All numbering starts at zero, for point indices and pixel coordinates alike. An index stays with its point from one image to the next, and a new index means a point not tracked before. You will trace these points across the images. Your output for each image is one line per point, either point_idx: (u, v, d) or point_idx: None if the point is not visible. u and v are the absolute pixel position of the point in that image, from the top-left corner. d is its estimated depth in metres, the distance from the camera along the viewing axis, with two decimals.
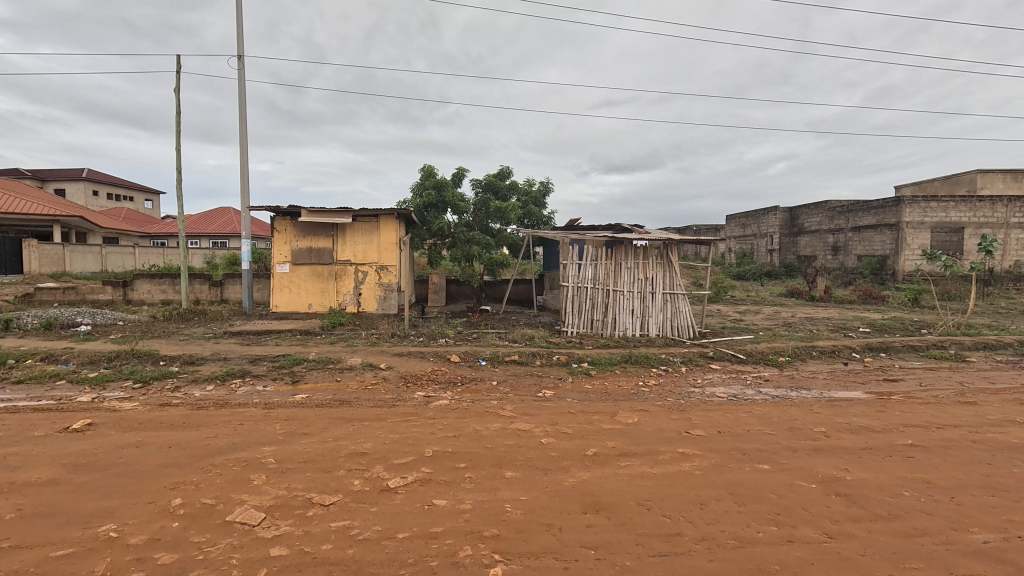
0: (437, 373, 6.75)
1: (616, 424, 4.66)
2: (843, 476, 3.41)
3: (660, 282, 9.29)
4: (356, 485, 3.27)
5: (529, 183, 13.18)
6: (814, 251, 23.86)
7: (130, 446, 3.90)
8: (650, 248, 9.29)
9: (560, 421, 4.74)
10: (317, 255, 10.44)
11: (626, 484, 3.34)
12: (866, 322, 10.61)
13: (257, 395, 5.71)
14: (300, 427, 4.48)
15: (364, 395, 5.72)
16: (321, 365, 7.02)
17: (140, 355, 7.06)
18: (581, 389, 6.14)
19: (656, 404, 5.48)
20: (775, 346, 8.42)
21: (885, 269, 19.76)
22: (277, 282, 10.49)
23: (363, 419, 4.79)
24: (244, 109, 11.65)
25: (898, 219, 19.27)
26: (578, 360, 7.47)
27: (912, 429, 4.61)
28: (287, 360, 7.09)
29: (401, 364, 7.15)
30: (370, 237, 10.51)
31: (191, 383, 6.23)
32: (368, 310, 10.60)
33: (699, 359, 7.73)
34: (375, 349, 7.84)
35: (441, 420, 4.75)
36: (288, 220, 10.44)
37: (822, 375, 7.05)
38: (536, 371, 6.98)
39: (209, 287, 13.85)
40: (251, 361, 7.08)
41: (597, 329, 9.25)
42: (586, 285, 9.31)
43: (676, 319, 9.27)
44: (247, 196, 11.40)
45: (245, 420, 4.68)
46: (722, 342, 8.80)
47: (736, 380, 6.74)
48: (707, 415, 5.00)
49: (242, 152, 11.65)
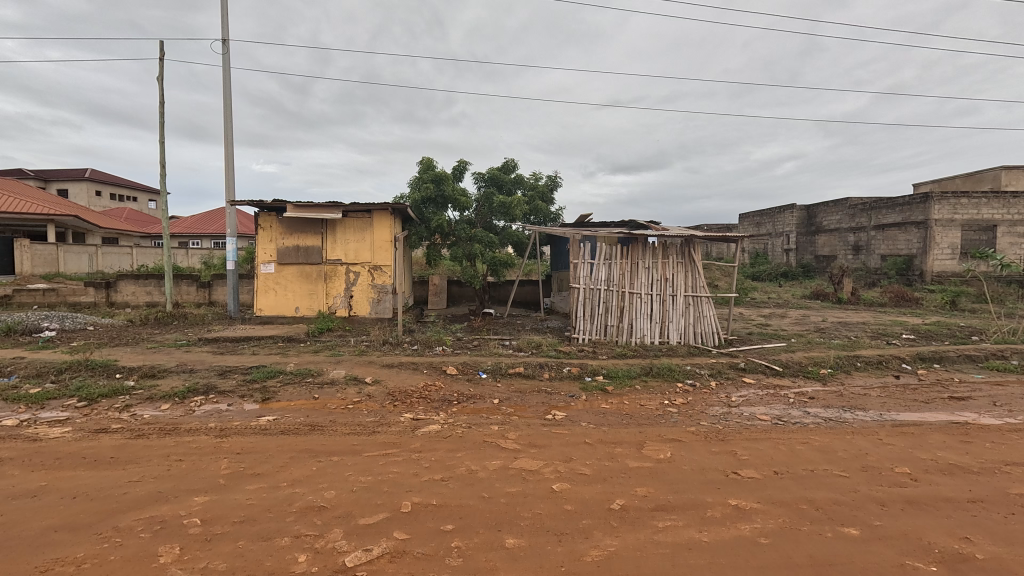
0: (429, 389, 5.84)
1: (644, 462, 3.75)
2: (970, 554, 2.49)
3: (681, 283, 8.35)
4: (300, 564, 2.38)
5: (535, 176, 12.31)
6: (834, 250, 22.82)
7: (21, 496, 3.02)
8: (670, 245, 8.37)
9: (576, 456, 3.85)
10: (304, 254, 9.59)
11: (671, 564, 2.43)
12: (908, 329, 9.62)
13: (215, 418, 4.84)
14: (252, 465, 3.60)
15: (340, 418, 4.83)
16: (298, 379, 6.14)
17: (94, 367, 6.23)
18: (597, 410, 5.24)
19: (689, 431, 4.54)
20: (813, 356, 7.44)
21: (911, 269, 18.71)
22: (262, 283, 9.65)
23: (332, 453, 3.90)
24: (228, 98, 10.84)
25: (926, 216, 18.22)
26: (591, 373, 6.55)
27: (1019, 470, 3.65)
28: (260, 373, 6.23)
29: (390, 377, 6.27)
30: (362, 234, 9.67)
31: (145, 401, 5.38)
32: (360, 314, 9.72)
33: (730, 371, 6.79)
34: (363, 359, 6.97)
35: (428, 455, 3.84)
36: (273, 216, 9.61)
37: (875, 392, 6.08)
38: (544, 386, 6.08)
39: (196, 288, 13.07)
40: (219, 375, 6.22)
41: (611, 335, 8.36)
42: (599, 286, 8.45)
43: (700, 325, 8.34)
44: (232, 190, 10.58)
45: (188, 454, 3.80)
46: (752, 350, 7.86)
47: (776, 399, 5.77)
48: (755, 448, 4.06)
49: (227, 144, 10.84)
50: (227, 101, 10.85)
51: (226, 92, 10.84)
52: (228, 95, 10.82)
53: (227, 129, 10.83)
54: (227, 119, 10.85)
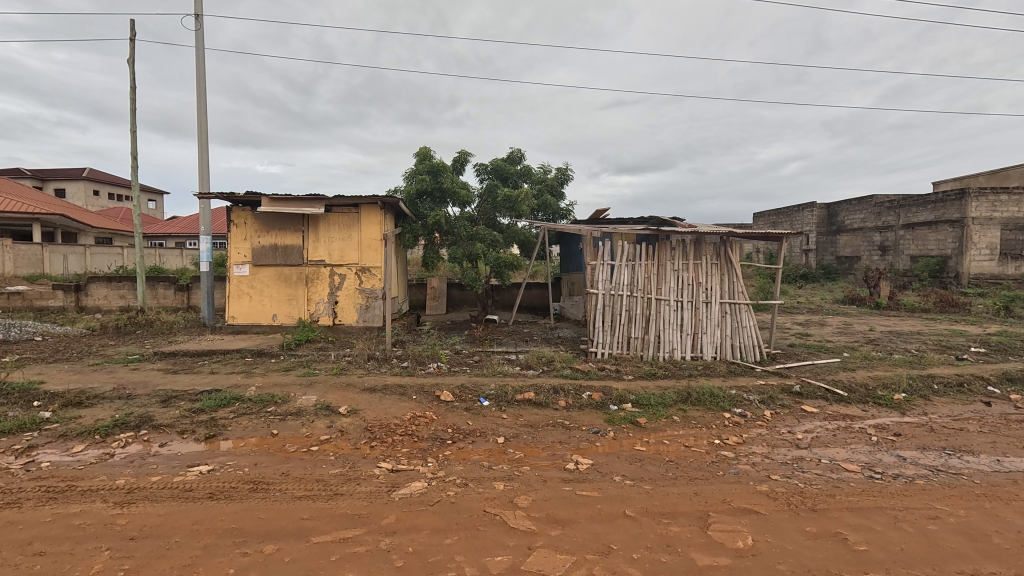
0: (416, 424, 4.66)
1: (719, 557, 2.57)
2: None
3: (716, 288, 7.17)
4: None
5: (544, 168, 11.15)
6: (858, 251, 21.55)
7: None
8: (703, 244, 7.20)
9: (619, 546, 2.66)
10: (283, 254, 8.46)
11: None
12: (971, 340, 8.39)
13: (130, 470, 3.65)
14: (141, 566, 2.43)
15: (296, 469, 3.66)
16: (258, 408, 4.95)
17: (10, 392, 5.08)
18: (632, 455, 4.07)
19: (763, 495, 3.34)
20: (880, 377, 6.21)
21: (945, 271, 17.50)
22: (235, 288, 8.54)
23: (269, 538, 2.73)
24: (202, 81, 9.74)
25: (963, 214, 16.99)
26: (617, 401, 5.33)
27: None
28: (211, 401, 5.05)
29: (370, 404, 5.12)
30: (349, 232, 8.52)
31: (55, 441, 4.21)
32: (346, 323, 8.56)
33: (785, 398, 5.57)
34: (341, 380, 5.79)
35: (405, 543, 2.67)
36: (248, 211, 8.47)
37: (975, 427, 4.85)
38: (560, 418, 4.91)
39: (174, 292, 11.98)
40: (161, 402, 5.05)
41: (636, 349, 7.17)
42: (620, 292, 7.23)
43: (738, 337, 7.16)
44: (205, 183, 9.45)
45: (58, 541, 2.64)
46: (803, 368, 6.66)
47: (855, 437, 4.56)
48: (871, 528, 2.86)
49: (202, 132, 9.74)
50: (201, 86, 9.75)
51: (200, 74, 9.74)
52: (202, 79, 9.73)
53: (201, 116, 9.74)
54: (202, 105, 9.77)
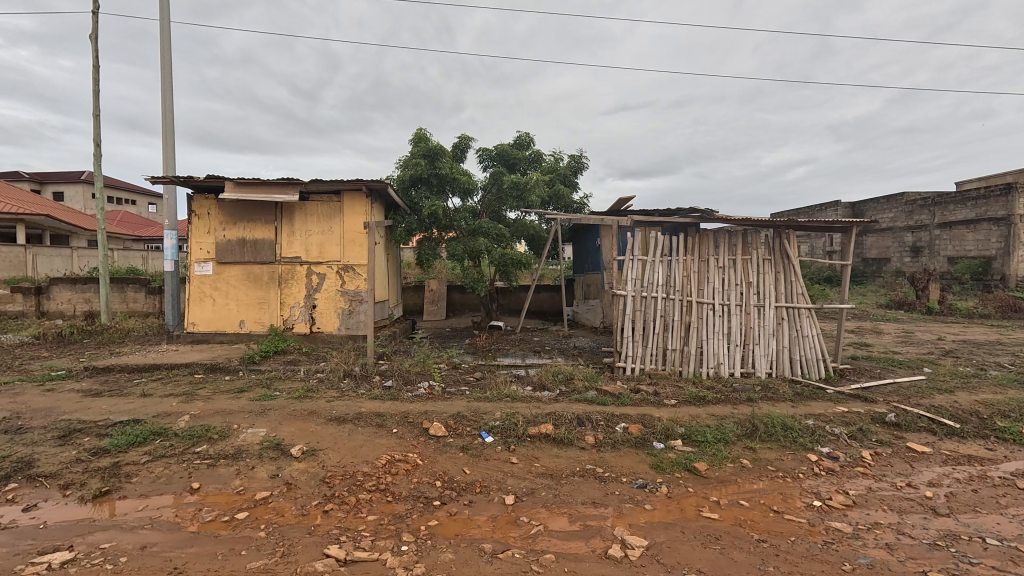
0: (393, 473, 3.37)
1: None
2: None
3: (771, 289, 5.88)
4: None
5: (556, 156, 9.89)
6: (886, 252, 20.17)
7: None
8: (753, 235, 5.92)
9: None
10: (252, 250, 7.24)
11: None
12: None
13: None
14: None
15: (196, 563, 2.38)
16: (182, 448, 3.69)
17: None
18: (704, 530, 2.76)
19: None
20: (991, 402, 4.86)
21: (989, 273, 16.11)
22: (196, 290, 7.31)
23: None
24: (167, 56, 8.57)
25: (1009, 211, 15.61)
26: (663, 436, 4.02)
27: None
28: (122, 437, 3.78)
29: (334, 441, 3.85)
30: (329, 224, 7.29)
31: None
32: (325, 331, 7.30)
33: (881, 432, 4.24)
34: (302, 406, 4.53)
35: None
36: (212, 200, 7.27)
37: None
38: (589, 462, 3.62)
39: (145, 295, 10.80)
40: (58, 439, 3.79)
41: (673, 364, 5.86)
42: (655, 294, 5.92)
43: (798, 349, 5.85)
44: (168, 170, 8.25)
45: None
46: (886, 389, 5.32)
47: (1010, 498, 3.22)
48: None
49: (166, 113, 8.55)
50: (166, 62, 8.57)
51: (166, 48, 8.58)
52: (168, 53, 8.57)
53: (166, 96, 8.57)
54: (167, 83, 8.59)
